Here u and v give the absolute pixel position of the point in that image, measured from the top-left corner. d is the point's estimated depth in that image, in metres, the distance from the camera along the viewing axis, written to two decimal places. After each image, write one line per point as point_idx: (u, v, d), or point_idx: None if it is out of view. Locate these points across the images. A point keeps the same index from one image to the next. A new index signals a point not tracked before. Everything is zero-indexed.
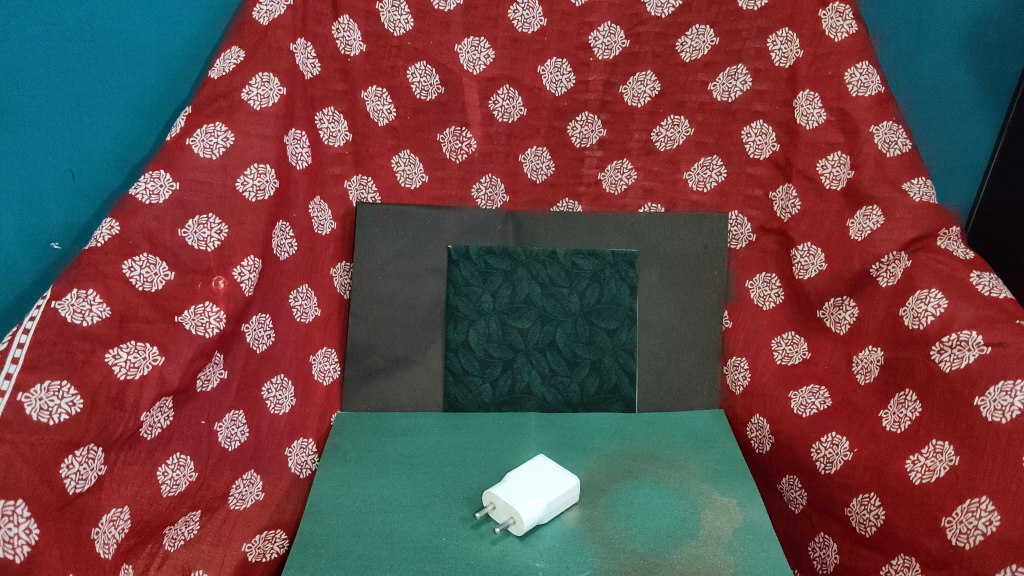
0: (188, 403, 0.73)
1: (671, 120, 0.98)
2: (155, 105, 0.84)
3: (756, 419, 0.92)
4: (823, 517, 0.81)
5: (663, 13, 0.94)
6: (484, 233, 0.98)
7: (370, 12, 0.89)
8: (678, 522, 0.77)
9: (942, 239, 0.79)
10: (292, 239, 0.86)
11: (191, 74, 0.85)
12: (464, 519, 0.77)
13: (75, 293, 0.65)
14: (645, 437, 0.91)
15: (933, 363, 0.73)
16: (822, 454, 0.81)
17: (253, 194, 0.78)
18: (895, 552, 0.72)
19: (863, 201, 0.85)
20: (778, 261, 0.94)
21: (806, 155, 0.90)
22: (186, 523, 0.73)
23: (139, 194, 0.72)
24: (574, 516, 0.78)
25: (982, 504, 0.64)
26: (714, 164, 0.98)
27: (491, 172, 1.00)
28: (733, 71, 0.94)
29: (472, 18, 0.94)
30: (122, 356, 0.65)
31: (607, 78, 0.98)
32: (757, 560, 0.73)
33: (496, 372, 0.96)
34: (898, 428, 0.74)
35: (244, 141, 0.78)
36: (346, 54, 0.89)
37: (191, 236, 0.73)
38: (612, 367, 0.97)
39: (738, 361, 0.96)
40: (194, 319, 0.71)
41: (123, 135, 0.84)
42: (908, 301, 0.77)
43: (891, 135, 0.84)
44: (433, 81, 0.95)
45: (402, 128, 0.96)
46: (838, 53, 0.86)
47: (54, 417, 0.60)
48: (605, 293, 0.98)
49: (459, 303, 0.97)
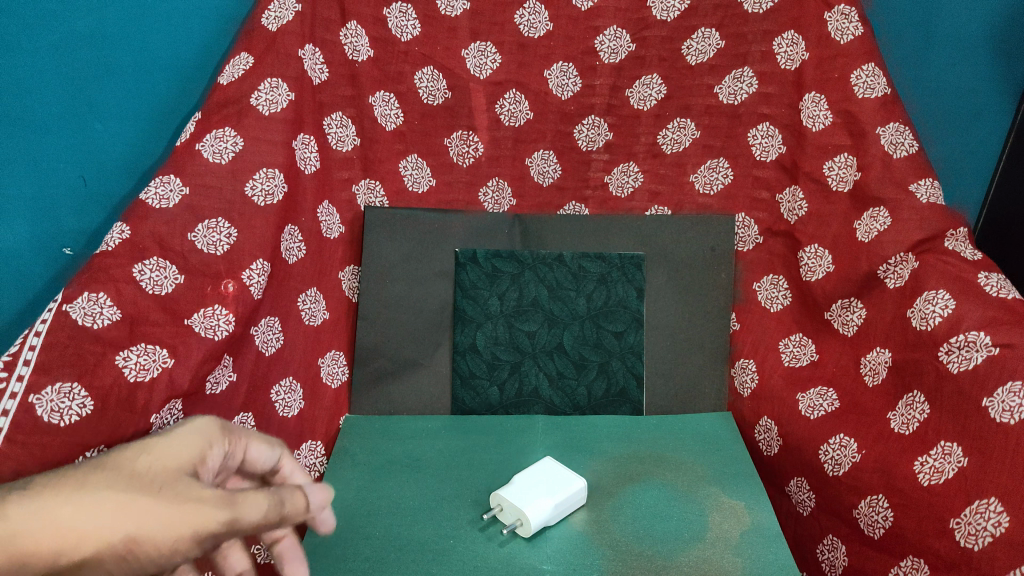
0: (198, 406, 0.73)
1: (677, 123, 0.98)
2: (167, 111, 0.86)
3: (764, 421, 0.91)
4: (831, 519, 0.80)
5: (668, 17, 0.95)
6: (491, 237, 0.99)
7: (378, 18, 0.90)
8: (685, 525, 0.77)
9: (950, 240, 0.79)
10: (300, 243, 0.87)
11: (201, 81, 0.87)
12: (471, 521, 0.78)
13: (87, 297, 0.66)
14: (652, 439, 0.91)
15: (941, 365, 0.72)
16: (830, 456, 0.81)
17: (262, 199, 0.79)
18: (904, 553, 0.71)
19: (870, 203, 0.84)
20: (785, 263, 0.94)
21: (813, 156, 0.90)
22: (170, 412, 0.69)
23: (149, 200, 0.73)
24: (582, 518, 0.78)
25: (991, 505, 0.64)
26: (720, 167, 0.98)
27: (497, 176, 1.01)
28: (739, 74, 0.94)
29: (479, 23, 0.96)
30: (132, 358, 0.66)
31: (612, 81, 0.99)
32: (765, 562, 0.73)
33: (504, 375, 0.97)
34: (906, 429, 0.74)
35: (253, 146, 0.79)
36: (354, 60, 0.89)
37: (201, 240, 0.74)
38: (620, 370, 0.97)
39: (746, 363, 0.96)
40: (204, 322, 0.72)
41: (134, 141, 0.85)
42: (915, 303, 0.77)
43: (897, 136, 0.83)
44: (440, 86, 0.96)
45: (409, 133, 0.97)
46: (845, 55, 0.86)
47: (66, 418, 0.61)
48: (612, 296, 0.98)
49: (467, 306, 0.97)
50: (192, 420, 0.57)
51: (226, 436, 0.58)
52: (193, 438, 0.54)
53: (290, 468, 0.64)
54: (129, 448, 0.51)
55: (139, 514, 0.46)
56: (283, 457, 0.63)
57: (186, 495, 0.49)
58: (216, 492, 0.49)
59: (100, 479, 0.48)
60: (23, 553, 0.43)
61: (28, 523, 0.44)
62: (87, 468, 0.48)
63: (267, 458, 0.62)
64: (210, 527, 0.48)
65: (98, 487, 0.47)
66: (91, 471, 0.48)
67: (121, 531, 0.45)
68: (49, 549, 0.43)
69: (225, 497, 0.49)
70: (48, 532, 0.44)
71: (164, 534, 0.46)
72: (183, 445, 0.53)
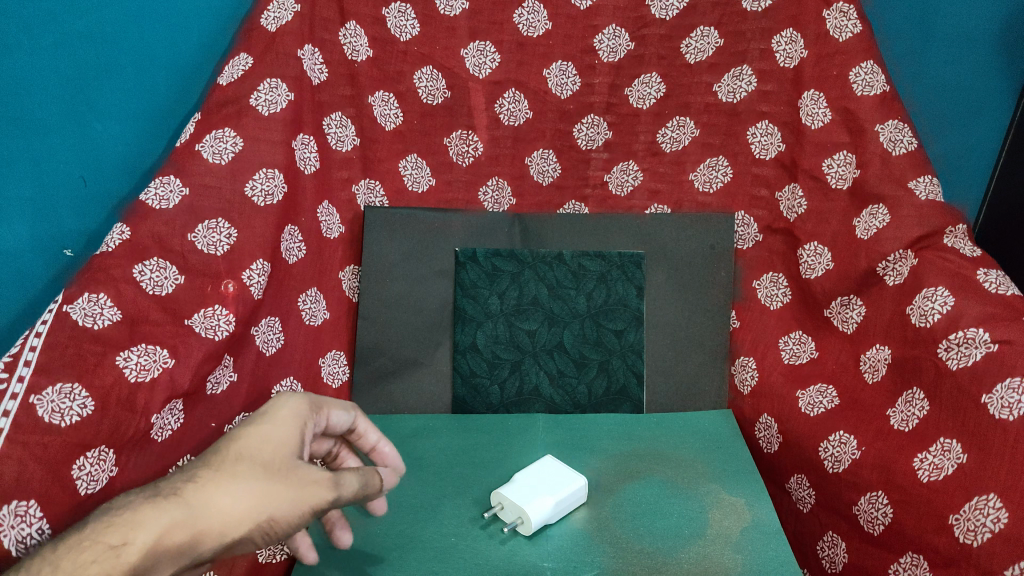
0: (198, 406, 0.74)
1: (677, 122, 0.99)
2: (165, 111, 0.86)
3: (764, 418, 0.92)
4: (831, 516, 0.81)
5: (666, 16, 0.95)
6: (491, 236, 0.99)
7: (377, 18, 0.90)
8: (686, 522, 0.77)
9: (949, 237, 0.79)
10: (300, 243, 0.87)
11: (200, 81, 0.87)
12: (473, 519, 0.78)
13: (87, 297, 0.66)
14: (652, 437, 0.91)
15: (940, 362, 0.72)
16: (830, 453, 0.81)
17: (262, 199, 0.79)
18: (903, 550, 0.71)
19: (869, 200, 0.84)
20: (785, 261, 0.94)
21: (811, 154, 0.90)
22: (172, 412, 0.70)
23: (149, 200, 0.73)
24: (583, 516, 0.78)
25: (990, 501, 0.64)
26: (720, 165, 0.98)
27: (497, 176, 1.02)
28: (738, 72, 0.94)
29: (478, 22, 0.96)
30: (133, 358, 0.66)
31: (612, 80, 0.99)
32: (765, 559, 0.73)
33: (504, 374, 0.97)
34: (906, 426, 0.74)
35: (253, 146, 0.79)
36: (353, 60, 0.90)
37: (201, 240, 0.74)
38: (620, 368, 0.97)
39: (746, 361, 0.96)
40: (205, 322, 0.73)
41: (133, 142, 0.85)
42: (915, 300, 0.77)
43: (896, 133, 0.83)
44: (439, 86, 0.96)
45: (409, 132, 0.97)
46: (843, 52, 0.86)
47: (66, 418, 0.61)
48: (612, 295, 0.98)
49: (467, 305, 0.97)
50: (280, 396, 0.63)
51: (314, 409, 0.64)
52: (292, 418, 0.60)
53: (364, 425, 0.69)
54: (246, 433, 0.58)
55: (274, 500, 0.54)
56: (357, 416, 0.68)
57: (303, 480, 0.56)
58: (325, 475, 0.57)
59: (237, 468, 0.55)
60: (197, 534, 0.51)
61: (195, 509, 0.52)
62: (222, 458, 0.56)
63: (344, 420, 0.67)
64: (325, 503, 0.56)
65: (236, 479, 0.54)
66: (228, 461, 0.55)
67: (263, 514, 0.54)
68: (214, 531, 0.52)
69: (333, 478, 0.57)
70: (211, 517, 0.52)
71: (292, 516, 0.55)
72: (284, 429, 0.59)
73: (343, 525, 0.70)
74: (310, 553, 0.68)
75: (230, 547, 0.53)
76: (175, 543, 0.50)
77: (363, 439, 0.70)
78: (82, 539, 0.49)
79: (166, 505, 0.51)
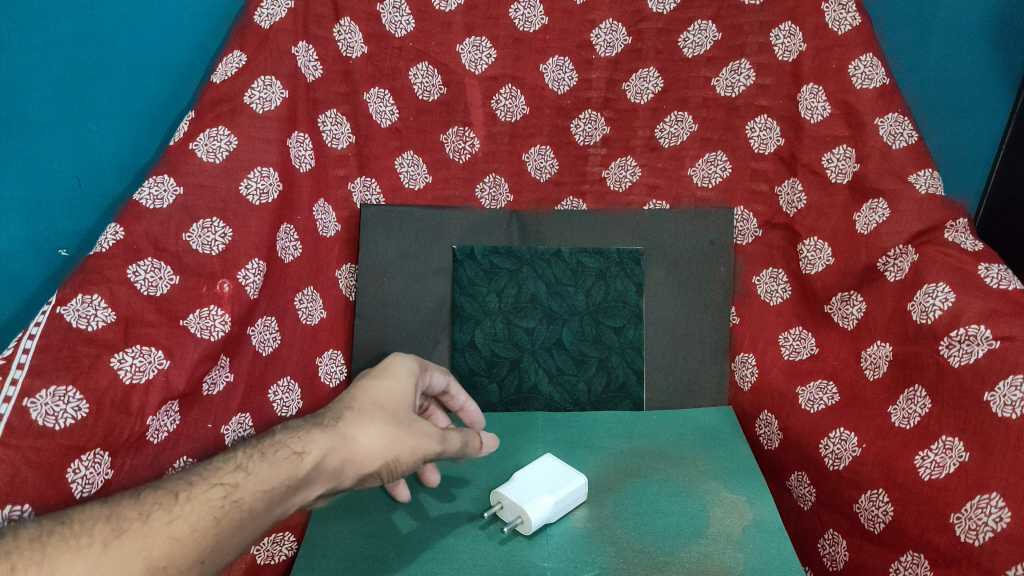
0: (193, 408, 0.73)
1: (675, 116, 0.98)
2: (159, 108, 0.84)
3: (764, 415, 0.91)
4: (832, 514, 0.80)
5: (664, 10, 0.94)
6: (489, 233, 0.98)
7: (371, 14, 0.89)
8: (687, 520, 0.77)
9: (950, 231, 0.78)
10: (296, 242, 0.86)
11: (194, 78, 0.85)
12: (472, 520, 0.77)
13: (81, 298, 0.66)
14: (653, 434, 0.90)
15: (942, 358, 0.72)
16: (830, 450, 0.80)
17: (257, 198, 0.79)
18: (904, 548, 0.71)
19: (869, 194, 0.84)
20: (784, 256, 0.93)
21: (811, 148, 0.89)
22: (168, 414, 0.70)
23: (142, 200, 0.73)
24: (583, 515, 0.78)
25: (993, 500, 0.63)
26: (719, 159, 0.97)
27: (494, 172, 1.01)
28: (736, 66, 0.93)
29: (473, 17, 0.95)
30: (128, 360, 0.66)
31: (609, 75, 0.98)
32: (766, 558, 0.72)
33: (502, 372, 0.96)
34: (907, 424, 0.74)
35: (246, 144, 0.79)
36: (348, 56, 0.89)
37: (196, 240, 0.74)
38: (619, 366, 0.96)
39: (746, 357, 0.95)
40: (200, 323, 0.72)
41: (128, 140, 0.83)
42: (916, 295, 0.76)
43: (897, 127, 0.82)
44: (434, 82, 0.95)
45: (405, 129, 0.96)
46: (842, 45, 0.85)
47: (60, 421, 0.61)
48: (611, 291, 0.97)
49: (465, 303, 0.96)
50: (395, 356, 0.72)
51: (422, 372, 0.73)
52: (410, 379, 0.69)
53: (455, 389, 0.79)
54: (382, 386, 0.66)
55: (403, 446, 0.62)
56: (451, 380, 0.79)
57: (422, 433, 0.64)
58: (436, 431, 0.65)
59: (377, 412, 0.63)
60: (347, 459, 0.59)
61: (348, 440, 0.60)
62: (366, 401, 0.63)
63: (441, 382, 0.77)
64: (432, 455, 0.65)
65: (378, 420, 0.62)
66: (372, 405, 0.63)
67: (392, 455, 0.61)
68: (357, 461, 0.60)
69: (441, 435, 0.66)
70: (358, 449, 0.60)
71: (409, 462, 0.63)
72: (406, 388, 0.67)
73: (433, 467, 0.80)
74: (405, 492, 0.79)
75: (364, 477, 0.61)
76: (332, 464, 0.58)
77: (453, 400, 0.80)
78: (277, 440, 0.58)
79: (330, 429, 0.59)
